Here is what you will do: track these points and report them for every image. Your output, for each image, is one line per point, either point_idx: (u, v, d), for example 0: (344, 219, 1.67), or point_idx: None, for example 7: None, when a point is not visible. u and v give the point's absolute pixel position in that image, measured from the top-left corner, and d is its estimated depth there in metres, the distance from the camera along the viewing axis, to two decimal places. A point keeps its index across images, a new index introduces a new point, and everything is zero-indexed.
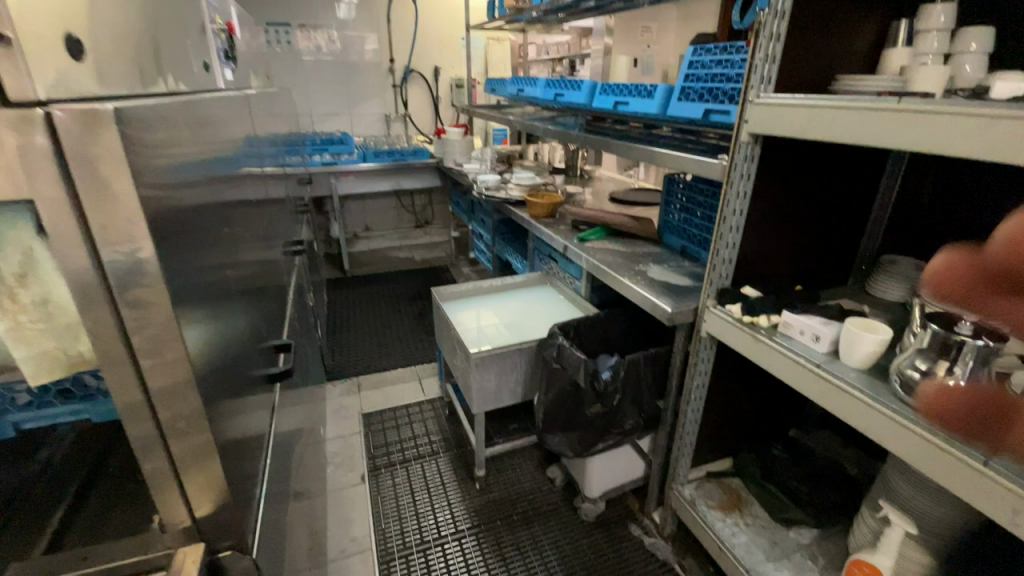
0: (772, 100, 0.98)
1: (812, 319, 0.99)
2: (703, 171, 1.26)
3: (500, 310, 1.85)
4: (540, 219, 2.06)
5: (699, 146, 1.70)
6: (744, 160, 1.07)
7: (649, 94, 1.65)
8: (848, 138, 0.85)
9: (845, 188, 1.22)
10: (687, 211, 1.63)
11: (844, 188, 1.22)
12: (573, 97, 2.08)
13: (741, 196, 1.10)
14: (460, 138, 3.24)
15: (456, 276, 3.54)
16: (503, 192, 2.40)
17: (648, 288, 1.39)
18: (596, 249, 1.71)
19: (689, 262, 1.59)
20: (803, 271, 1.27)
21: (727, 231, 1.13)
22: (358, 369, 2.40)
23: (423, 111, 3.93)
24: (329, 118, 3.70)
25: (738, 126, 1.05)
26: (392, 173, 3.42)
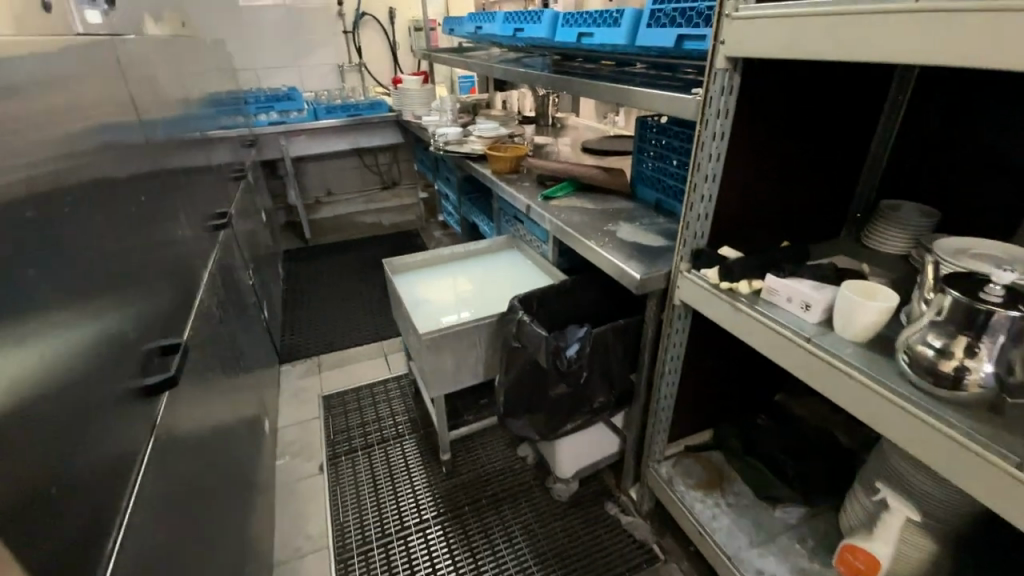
0: (753, 13, 0.77)
1: (801, 283, 0.84)
2: (673, 110, 1.06)
3: (464, 280, 1.67)
4: (503, 175, 1.85)
5: (674, 83, 1.48)
6: (721, 92, 0.87)
7: (616, 22, 1.42)
8: (845, 55, 0.65)
9: (840, 122, 1.03)
10: (662, 160, 1.43)
11: (840, 122, 1.04)
12: (533, 33, 1.83)
13: (718, 137, 0.92)
14: (419, 88, 2.95)
15: (427, 240, 3.34)
16: (463, 147, 2.17)
17: (616, 251, 1.22)
18: (562, 207, 1.53)
19: (665, 218, 1.41)
20: (792, 223, 1.10)
21: (703, 181, 0.95)
22: (319, 348, 2.24)
23: (381, 60, 3.59)
24: (276, 71, 3.36)
25: (714, 49, 0.85)
26: (349, 131, 3.14)
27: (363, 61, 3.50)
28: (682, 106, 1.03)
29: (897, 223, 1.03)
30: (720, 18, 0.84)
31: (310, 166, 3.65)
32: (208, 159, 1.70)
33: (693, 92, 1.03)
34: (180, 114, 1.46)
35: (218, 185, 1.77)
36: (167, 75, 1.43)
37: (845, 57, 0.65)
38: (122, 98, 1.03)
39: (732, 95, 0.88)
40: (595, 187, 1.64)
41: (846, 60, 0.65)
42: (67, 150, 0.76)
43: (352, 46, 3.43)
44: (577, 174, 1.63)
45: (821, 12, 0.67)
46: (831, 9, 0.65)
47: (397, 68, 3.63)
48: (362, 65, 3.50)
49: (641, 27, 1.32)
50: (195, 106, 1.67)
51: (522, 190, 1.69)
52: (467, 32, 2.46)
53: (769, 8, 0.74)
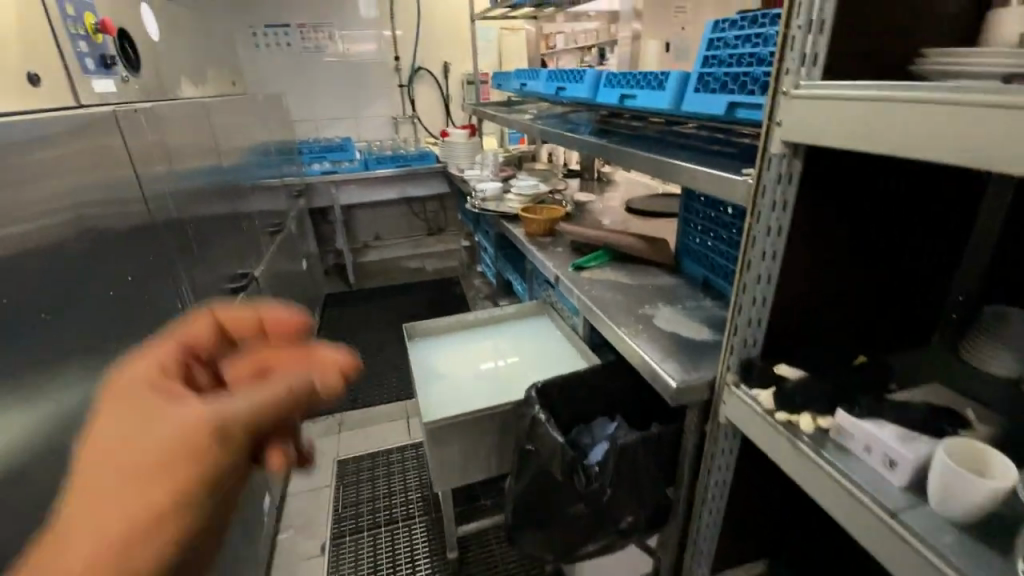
0: (819, 94, 0.62)
1: (881, 427, 0.65)
2: (718, 189, 0.91)
3: (487, 350, 1.54)
4: (536, 238, 1.74)
5: (726, 149, 1.32)
6: (776, 181, 0.72)
7: (660, 85, 1.30)
8: (952, 156, 0.49)
9: (929, 210, 0.85)
10: (709, 235, 1.26)
11: (929, 210, 0.85)
12: (574, 92, 1.74)
13: (772, 232, 0.75)
14: (465, 141, 2.95)
15: (466, 290, 3.26)
16: (501, 203, 2.09)
17: (649, 343, 1.06)
18: (595, 280, 1.38)
19: (712, 301, 1.23)
20: (866, 328, 0.90)
21: (753, 281, 0.79)
22: (343, 404, 2.17)
23: (433, 111, 3.66)
24: (333, 123, 3.50)
25: (767, 131, 0.71)
26: (396, 180, 3.18)
27: (415, 112, 3.58)
28: (728, 186, 0.88)
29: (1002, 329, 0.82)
30: (775, 95, 0.69)
31: (360, 212, 3.73)
32: (242, 216, 1.71)
33: (743, 170, 0.88)
34: (210, 175, 1.47)
35: (250, 241, 1.78)
36: (201, 138, 1.45)
37: (953, 159, 0.49)
38: (128, 169, 1.02)
39: (791, 184, 0.72)
40: (634, 257, 1.48)
41: (956, 163, 0.49)
42: (7, 229, 0.71)
43: (405, 99, 3.53)
44: (614, 242, 1.49)
45: (919, 97, 0.51)
46: (935, 94, 0.50)
47: (448, 119, 3.68)
48: (415, 116, 3.58)
49: (688, 91, 1.19)
50: (234, 165, 1.69)
51: (554, 256, 1.57)
52: (513, 88, 2.43)
53: (841, 89, 0.59)
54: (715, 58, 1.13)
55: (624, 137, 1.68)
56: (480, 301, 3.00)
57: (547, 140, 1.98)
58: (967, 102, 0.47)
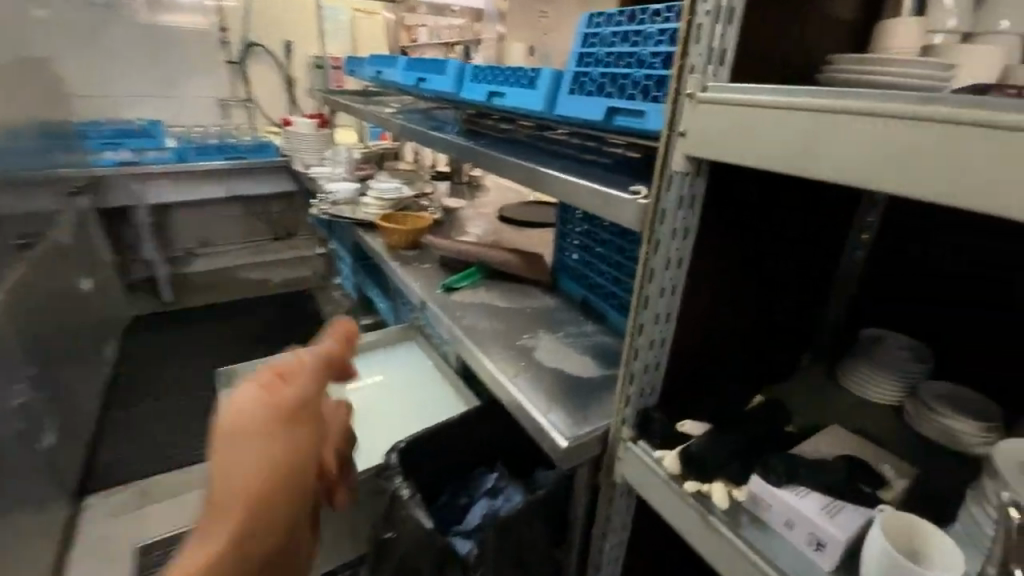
0: (735, 99, 0.49)
1: (801, 495, 0.56)
2: (603, 209, 0.77)
3: (339, 394, 1.24)
4: (397, 251, 1.49)
5: (603, 159, 1.22)
6: (676, 204, 0.59)
7: (532, 83, 1.14)
8: (912, 188, 0.38)
9: (812, 233, 0.80)
10: (590, 252, 1.14)
11: (813, 234, 0.79)
12: (436, 85, 1.52)
13: (672, 263, 0.63)
14: (312, 132, 2.53)
15: (321, 304, 2.84)
16: (355, 208, 1.79)
17: (531, 385, 0.89)
18: (465, 303, 1.18)
19: (596, 325, 1.11)
20: (756, 359, 0.83)
21: (652, 321, 0.65)
22: (151, 471, 1.70)
23: (275, 97, 3.13)
24: (137, 101, 2.80)
25: (667, 144, 0.57)
26: (227, 176, 2.64)
27: (251, 96, 3.03)
28: (616, 205, 0.74)
29: (909, 363, 0.80)
30: (677, 99, 0.56)
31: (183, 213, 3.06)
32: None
33: (632, 187, 0.75)
34: None
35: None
36: None
37: (914, 191, 0.38)
38: None
39: (693, 208, 0.60)
40: (510, 275, 1.31)
41: (915, 196, 0.38)
42: None
43: (238, 79, 2.96)
44: (487, 257, 1.30)
45: (870, 108, 0.40)
46: (890, 105, 0.39)
47: (295, 107, 3.19)
48: (251, 100, 3.03)
49: (563, 92, 1.05)
50: None
51: (418, 275, 1.33)
52: (368, 76, 2.12)
53: (764, 95, 0.47)
54: (592, 56, 1.00)
55: (494, 140, 1.51)
56: (338, 318, 2.63)
57: (407, 138, 1.73)
58: (935, 118, 0.36)
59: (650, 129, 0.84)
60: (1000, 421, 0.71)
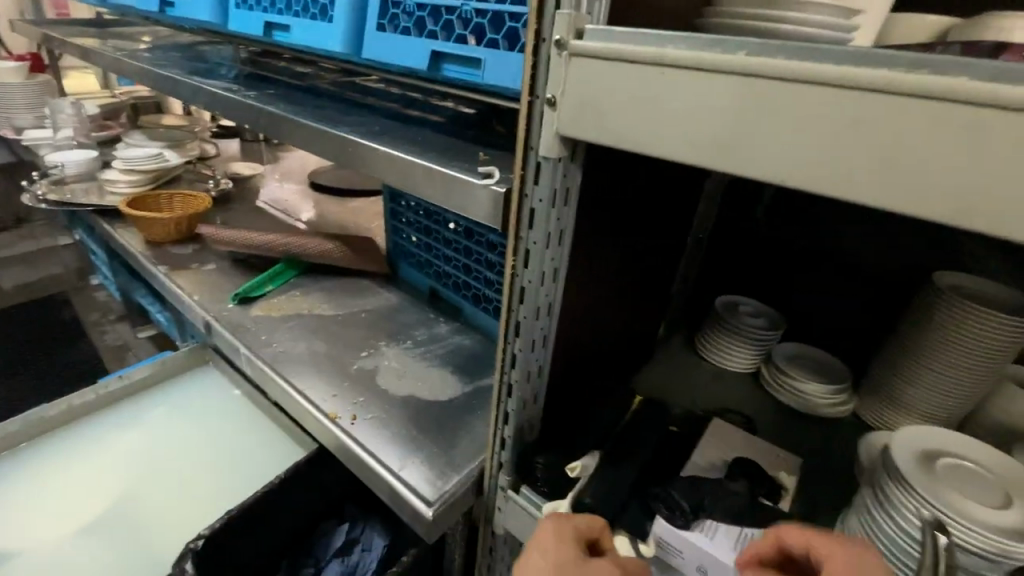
0: (628, 54, 0.32)
1: (710, 534, 0.48)
2: (443, 200, 0.57)
3: (105, 467, 0.88)
4: (167, 250, 1.08)
5: (433, 117, 1.00)
6: (546, 202, 0.42)
7: (325, 14, 0.84)
8: (899, 199, 0.26)
9: (677, 206, 0.71)
10: (430, 234, 0.94)
11: (677, 207, 0.71)
12: (185, 10, 1.08)
13: (546, 278, 0.46)
14: (22, 80, 1.71)
15: (83, 311, 2.05)
16: (96, 190, 1.27)
17: (377, 429, 0.68)
18: (276, 317, 0.90)
19: (448, 323, 0.93)
20: (629, 349, 0.75)
21: (527, 352, 0.49)
22: None
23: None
24: None
25: (532, 116, 0.39)
26: None
27: None
28: (460, 193, 0.55)
29: (764, 329, 0.80)
30: (539, 50, 0.37)
31: None
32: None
33: (481, 168, 0.57)
34: None
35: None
36: None
37: (900, 204, 0.26)
38: None
39: (568, 205, 0.43)
40: (335, 267, 1.06)
41: (900, 211, 0.26)
42: None
43: None
44: (299, 249, 1.01)
45: (836, 76, 0.26)
46: (870, 71, 0.25)
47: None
48: None
49: (369, 29, 0.78)
50: None
51: (202, 283, 0.98)
52: None
53: (669, 48, 0.31)
54: None
55: (288, 91, 1.15)
56: (109, 329, 1.96)
57: (147, 82, 1.23)
58: (943, 94, 0.23)
59: (490, 83, 0.66)
60: (843, 380, 0.74)
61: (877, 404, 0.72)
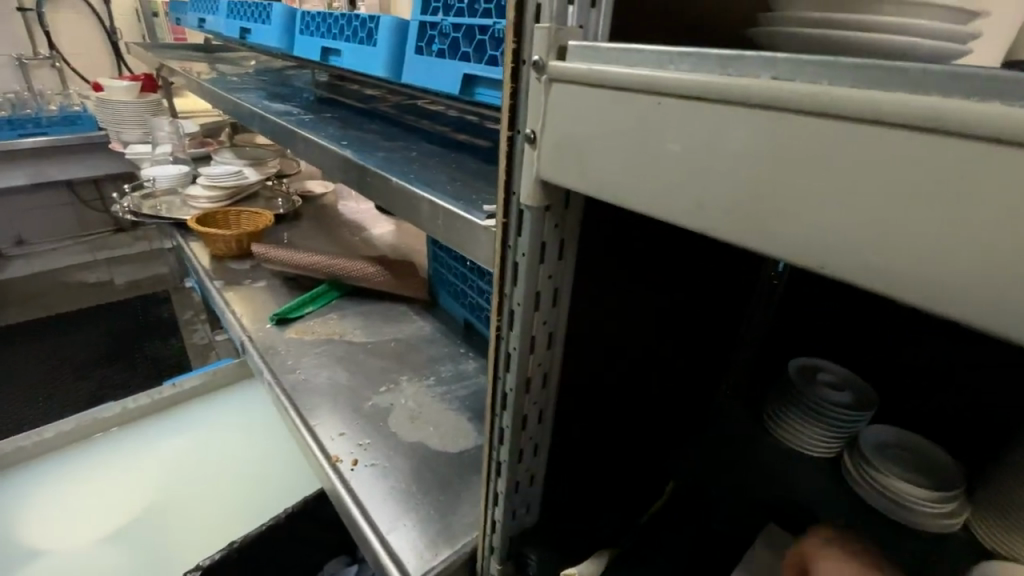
0: (613, 79, 0.24)
1: None
2: (447, 238, 0.52)
3: (144, 473, 0.93)
4: (226, 264, 1.14)
5: (481, 141, 0.95)
6: (529, 258, 0.34)
7: (371, 38, 0.83)
8: (1014, 322, 0.16)
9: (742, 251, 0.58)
10: (466, 264, 0.88)
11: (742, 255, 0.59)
12: (260, 38, 1.14)
13: (537, 345, 0.38)
14: (133, 98, 1.95)
15: (181, 310, 2.29)
16: (180, 204, 1.39)
17: (377, 477, 0.63)
18: (306, 341, 0.89)
19: (476, 360, 0.87)
20: (673, 418, 0.63)
21: (517, 429, 0.41)
22: None
23: (99, 58, 2.44)
24: None
25: (513, 152, 0.31)
26: (27, 158, 2.03)
27: (59, 53, 2.33)
28: (465, 233, 0.49)
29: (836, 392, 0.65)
30: (520, 74, 0.30)
31: None
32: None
33: (485, 207, 0.50)
34: None
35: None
36: None
37: (1021, 333, 0.16)
38: None
39: (561, 261, 0.35)
40: (374, 291, 1.04)
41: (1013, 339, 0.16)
42: None
43: (31, 29, 2.22)
44: (342, 272, 1.01)
45: (916, 114, 0.16)
46: (974, 106, 0.15)
47: (124, 67, 2.52)
48: (56, 56, 2.30)
49: (408, 52, 0.75)
50: None
51: (248, 301, 1.00)
52: (191, 24, 1.63)
53: (667, 73, 0.22)
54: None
55: (348, 114, 1.17)
56: (197, 328, 2.16)
57: (215, 107, 1.26)
58: None
59: None
60: (957, 482, 0.56)
61: (996, 513, 0.52)
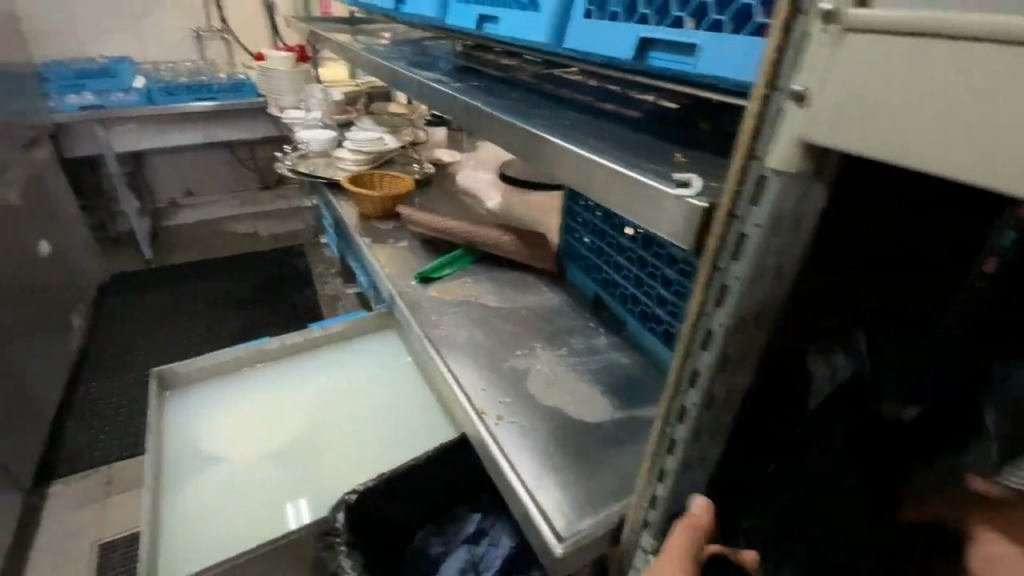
0: (944, 26, 0.21)
1: None
2: (626, 207, 0.51)
3: (296, 404, 1.04)
4: (372, 224, 1.23)
5: (628, 112, 0.92)
6: (765, 233, 0.32)
7: (535, 5, 0.82)
8: None
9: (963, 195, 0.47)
10: (605, 238, 0.87)
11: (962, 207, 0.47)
12: (416, 9, 1.18)
13: (747, 325, 0.36)
14: (289, 68, 2.15)
15: (314, 263, 2.55)
16: (330, 166, 1.52)
17: (520, 435, 0.66)
18: (445, 301, 0.94)
19: (608, 336, 0.86)
20: None
21: (704, 409, 0.40)
22: (118, 455, 1.61)
23: (259, 31, 2.71)
24: (99, 31, 2.44)
25: (769, 114, 0.30)
26: (199, 120, 2.33)
27: (228, 26, 2.62)
28: (646, 204, 0.48)
29: None
30: (794, 23, 0.28)
31: (164, 159, 2.79)
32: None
33: (674, 176, 0.48)
34: None
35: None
36: None
37: None
38: None
39: (795, 236, 0.33)
40: (506, 259, 1.06)
41: None
42: None
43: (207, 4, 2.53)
44: (477, 238, 1.04)
45: None
46: None
47: (279, 39, 2.77)
48: (227, 31, 2.62)
49: (576, 17, 0.74)
50: None
51: (391, 259, 1.08)
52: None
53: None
54: None
55: (490, 82, 1.18)
56: (328, 280, 2.40)
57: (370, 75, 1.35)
58: None
59: (706, 74, 0.55)
60: None
61: None
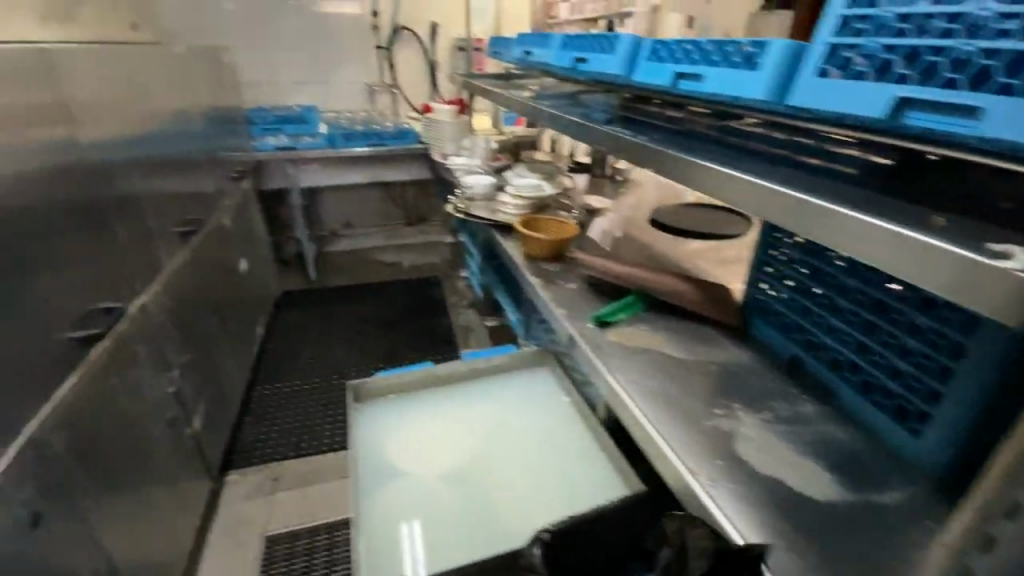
0: None
1: None
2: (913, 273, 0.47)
3: (467, 433, 1.10)
4: (540, 264, 1.29)
5: (838, 167, 0.88)
6: None
7: (750, 63, 0.83)
8: None
9: None
10: (812, 299, 0.82)
11: None
12: (599, 67, 1.26)
13: None
14: (451, 119, 2.39)
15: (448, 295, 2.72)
16: (495, 208, 1.63)
17: (741, 503, 0.63)
18: (627, 347, 0.94)
19: (815, 405, 0.80)
20: None
21: None
22: (282, 454, 1.80)
23: (421, 86, 3.06)
24: (298, 87, 2.92)
25: None
26: (367, 162, 2.65)
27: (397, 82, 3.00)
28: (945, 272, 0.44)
29: None
30: None
31: (332, 195, 3.21)
32: (118, 222, 1.21)
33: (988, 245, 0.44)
34: (53, 162, 1.00)
35: (138, 259, 1.30)
36: (38, 112, 0.98)
37: None
38: None
39: None
40: (682, 310, 1.05)
41: None
42: None
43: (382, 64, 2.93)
44: (655, 287, 1.04)
45: None
46: None
47: (436, 93, 3.10)
48: (396, 86, 3.00)
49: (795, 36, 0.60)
50: (107, 150, 1.20)
51: (564, 300, 1.12)
52: (513, 57, 1.92)
53: None
54: None
55: (669, 135, 1.20)
56: (462, 313, 2.54)
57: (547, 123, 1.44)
58: None
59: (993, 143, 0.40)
60: None
61: None
